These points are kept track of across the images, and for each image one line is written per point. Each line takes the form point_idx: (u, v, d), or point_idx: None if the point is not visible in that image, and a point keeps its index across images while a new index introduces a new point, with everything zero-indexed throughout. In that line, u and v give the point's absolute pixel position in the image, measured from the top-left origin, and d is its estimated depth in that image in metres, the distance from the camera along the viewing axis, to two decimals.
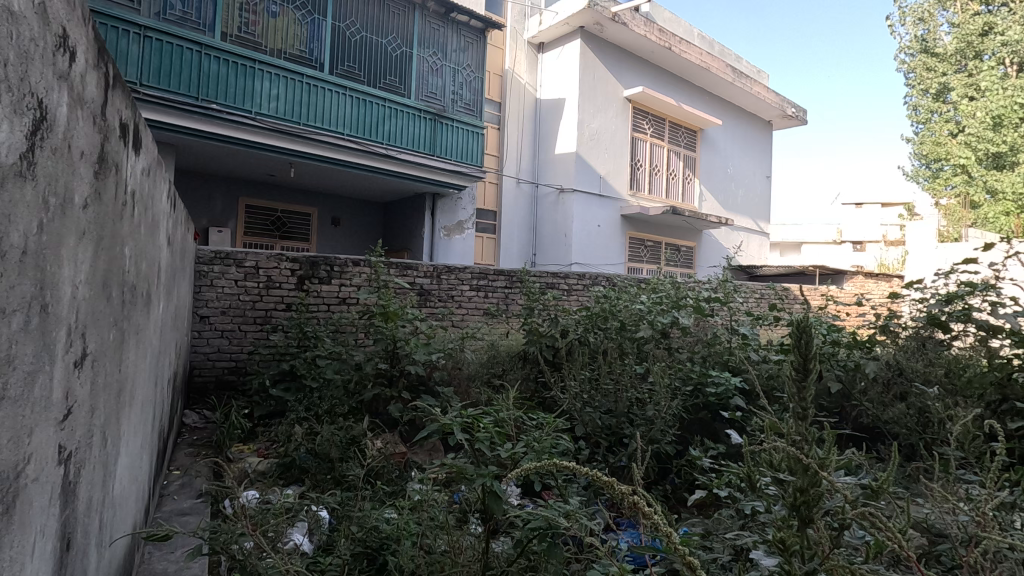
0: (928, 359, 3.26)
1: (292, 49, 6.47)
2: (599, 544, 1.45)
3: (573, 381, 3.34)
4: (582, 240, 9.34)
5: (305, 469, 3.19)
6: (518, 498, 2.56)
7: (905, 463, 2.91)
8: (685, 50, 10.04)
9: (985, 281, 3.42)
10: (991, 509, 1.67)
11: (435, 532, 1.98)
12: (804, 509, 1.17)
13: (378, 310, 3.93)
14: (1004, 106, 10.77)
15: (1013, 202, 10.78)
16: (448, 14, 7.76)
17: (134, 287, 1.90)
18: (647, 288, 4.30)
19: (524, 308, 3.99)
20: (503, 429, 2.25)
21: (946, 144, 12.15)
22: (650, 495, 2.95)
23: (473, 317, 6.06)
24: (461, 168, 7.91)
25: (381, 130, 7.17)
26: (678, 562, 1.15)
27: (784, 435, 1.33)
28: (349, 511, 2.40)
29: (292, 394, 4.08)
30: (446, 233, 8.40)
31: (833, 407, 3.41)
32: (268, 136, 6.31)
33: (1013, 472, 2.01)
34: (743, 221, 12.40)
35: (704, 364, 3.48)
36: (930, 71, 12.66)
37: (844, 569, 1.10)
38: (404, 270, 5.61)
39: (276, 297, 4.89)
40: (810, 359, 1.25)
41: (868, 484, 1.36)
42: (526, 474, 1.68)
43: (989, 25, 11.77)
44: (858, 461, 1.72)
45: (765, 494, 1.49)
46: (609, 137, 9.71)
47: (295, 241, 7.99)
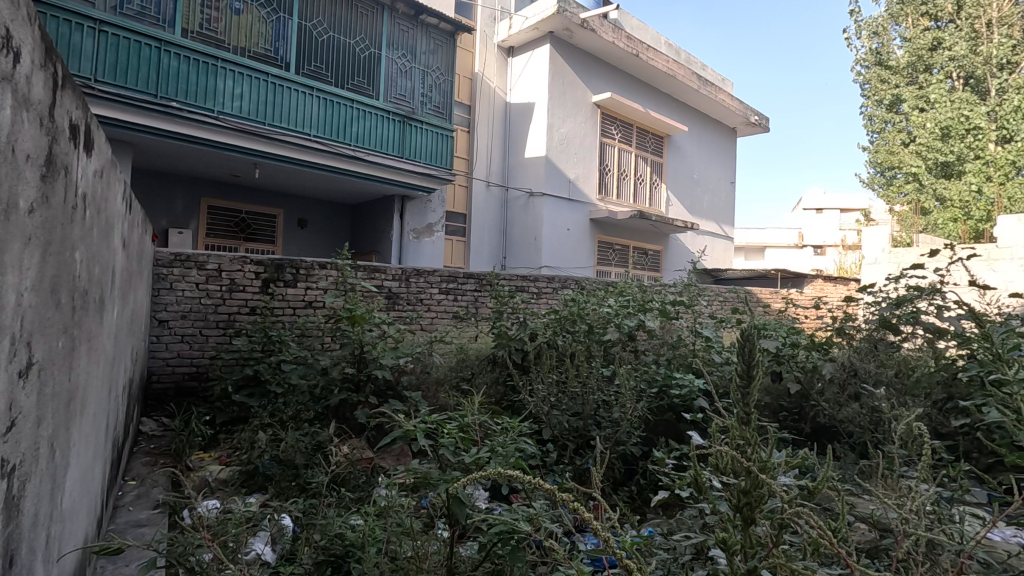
0: (880, 359, 3.39)
1: (255, 47, 6.34)
2: (558, 548, 1.44)
3: (541, 384, 3.34)
4: (552, 242, 9.38)
5: (269, 477, 3.13)
6: (485, 501, 2.54)
7: (857, 461, 3.04)
8: (652, 57, 10.24)
9: (932, 285, 3.61)
10: (936, 502, 1.75)
11: (400, 538, 1.97)
12: (748, 510, 1.23)
13: (344, 314, 3.86)
14: (953, 117, 11.30)
15: (960, 209, 11.20)
16: (417, 16, 7.72)
17: (86, 292, 1.84)
18: (615, 291, 4.37)
19: (494, 311, 3.98)
20: (468, 434, 2.28)
21: (898, 153, 12.68)
22: (615, 496, 3.01)
23: (442, 320, 6.05)
24: (430, 171, 7.89)
25: (348, 131, 7.09)
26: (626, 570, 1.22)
27: (730, 439, 1.37)
28: (313, 519, 2.37)
29: (256, 400, 4.00)
30: (416, 235, 8.35)
31: (793, 408, 3.50)
32: (231, 136, 6.16)
33: (953, 468, 2.13)
34: (708, 225, 12.67)
35: (668, 366, 3.58)
36: (884, 83, 13.22)
37: (785, 565, 1.16)
38: (372, 274, 5.53)
39: (240, 301, 4.78)
40: (754, 365, 1.31)
41: (805, 485, 1.41)
42: (475, 483, 1.63)
43: (937, 40, 12.25)
44: (810, 459, 1.79)
45: (713, 496, 1.54)
46: (578, 140, 9.81)
47: (259, 243, 7.83)
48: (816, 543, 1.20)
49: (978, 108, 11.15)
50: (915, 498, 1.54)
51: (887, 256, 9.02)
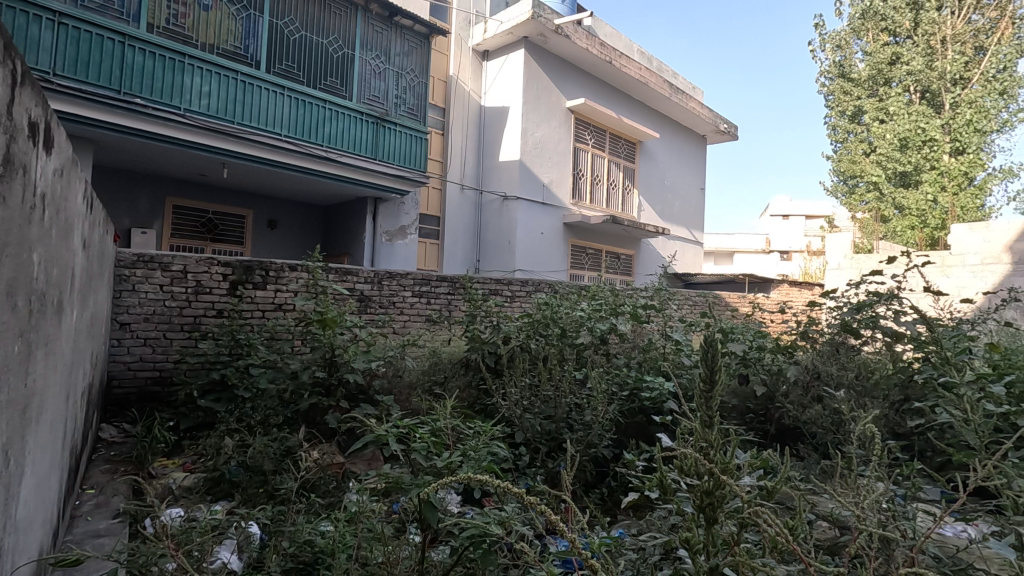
0: (842, 362, 3.49)
1: (224, 44, 6.21)
2: (529, 550, 1.46)
3: (513, 388, 3.35)
4: (526, 245, 9.42)
5: (235, 484, 3.06)
6: (457, 505, 2.54)
7: (819, 461, 3.14)
8: (625, 64, 10.39)
9: (890, 290, 3.74)
10: (890, 499, 1.82)
11: (371, 544, 1.95)
12: (709, 509, 1.29)
13: (315, 317, 3.80)
14: (909, 129, 11.88)
15: (917, 218, 11.81)
16: (392, 18, 7.68)
17: (44, 295, 1.78)
18: (588, 295, 4.42)
19: (467, 315, 3.98)
20: (441, 438, 2.28)
21: (860, 162, 13.00)
22: (587, 499, 3.05)
23: (415, 323, 6.01)
24: (404, 173, 7.84)
25: (320, 131, 7.00)
26: (591, 571, 1.26)
27: (693, 442, 1.42)
28: (281, 526, 2.34)
29: (223, 405, 3.92)
30: (389, 238, 8.28)
31: (759, 410, 3.59)
32: (198, 134, 6.01)
33: (907, 467, 2.22)
34: (679, 230, 12.90)
35: (640, 369, 3.65)
36: (847, 95, 13.63)
37: (746, 563, 1.21)
38: (344, 276, 5.46)
39: (207, 303, 4.67)
40: (716, 370, 1.36)
41: (764, 485, 1.46)
42: (448, 489, 1.64)
43: (896, 55, 12.71)
44: (771, 458, 1.86)
45: (677, 497, 1.58)
46: (552, 145, 9.88)
47: (227, 243, 7.66)
48: (773, 542, 1.25)
49: (933, 121, 11.70)
50: (867, 496, 1.61)
51: (849, 262, 9.31)
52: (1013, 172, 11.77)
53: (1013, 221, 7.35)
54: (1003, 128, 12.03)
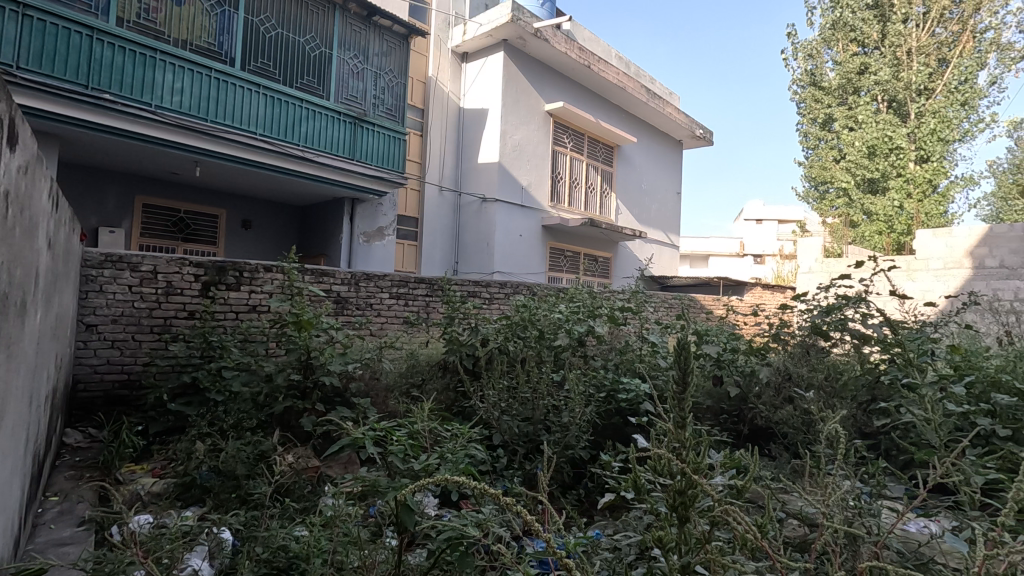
0: (812, 364, 3.57)
1: (198, 40, 6.09)
2: (506, 552, 1.47)
3: (491, 390, 3.36)
4: (504, 248, 9.43)
5: (207, 489, 3.00)
6: (434, 508, 2.53)
7: (790, 460, 3.22)
8: (603, 68, 10.49)
9: (858, 294, 3.84)
10: (857, 497, 1.88)
11: (347, 548, 1.94)
12: (682, 508, 1.32)
13: (291, 318, 3.74)
14: (878, 137, 12.23)
15: (884, 223, 12.34)
16: (370, 17, 7.63)
17: (6, 295, 1.73)
18: (565, 297, 4.45)
19: (445, 317, 3.98)
20: (418, 441, 2.28)
21: (830, 169, 13.36)
22: (564, 500, 3.07)
23: (392, 325, 5.97)
24: (382, 174, 7.79)
25: (297, 131, 6.92)
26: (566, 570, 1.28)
27: (667, 443, 1.44)
28: (254, 532, 2.30)
29: (194, 409, 3.83)
30: (366, 239, 8.21)
31: (732, 410, 3.66)
32: (170, 132, 5.88)
33: (872, 465, 2.29)
34: (656, 234, 13.06)
35: (617, 370, 3.70)
36: (818, 102, 13.88)
37: (718, 561, 1.24)
38: (320, 277, 5.39)
39: (177, 304, 4.57)
40: (689, 373, 1.38)
41: (733, 484, 1.50)
42: (425, 492, 1.64)
43: (865, 65, 13.04)
44: (743, 459, 1.89)
45: (651, 497, 1.60)
46: (531, 148, 9.92)
47: (199, 243, 7.50)
48: (742, 538, 1.29)
49: (899, 130, 12.12)
50: (832, 494, 1.67)
51: (820, 266, 9.55)
52: (974, 179, 12.26)
53: (973, 227, 7.63)
54: (966, 136, 12.59)
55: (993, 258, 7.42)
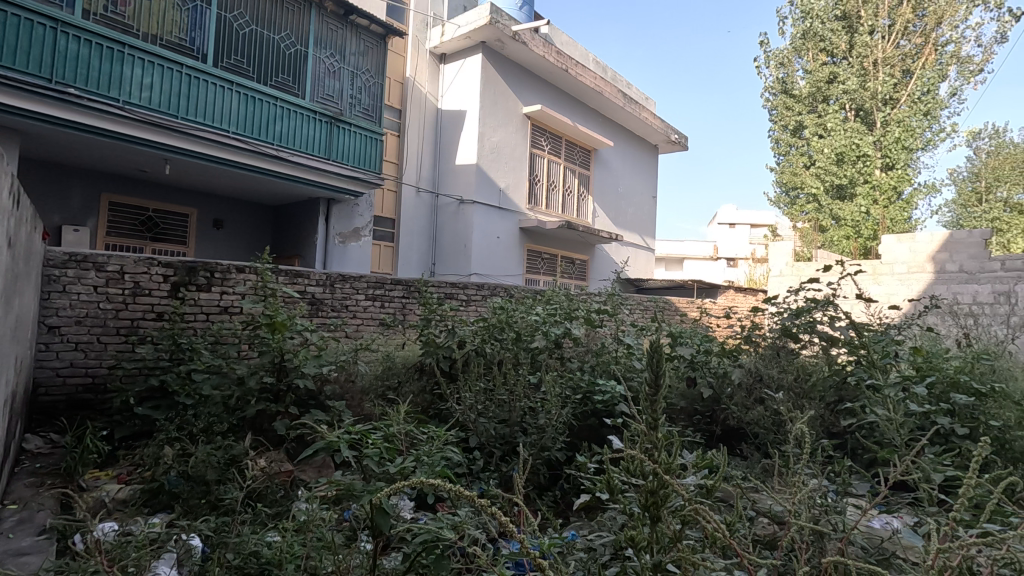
0: (782, 366, 3.65)
1: (168, 35, 5.95)
2: (482, 554, 1.47)
3: (468, 392, 3.36)
4: (482, 249, 9.42)
5: (175, 495, 2.93)
6: (410, 511, 2.51)
7: (761, 459, 3.30)
8: (580, 72, 10.58)
9: (826, 297, 3.94)
10: (823, 495, 1.94)
11: (320, 553, 1.91)
12: (654, 508, 1.35)
13: (263, 320, 3.68)
14: (845, 145, 12.66)
15: (851, 228, 12.72)
16: (347, 16, 7.55)
17: None
18: (542, 299, 4.47)
19: (422, 319, 3.95)
20: (393, 444, 2.27)
21: (801, 174, 13.68)
22: (540, 502, 3.09)
23: (368, 326, 5.92)
24: (358, 174, 7.72)
25: (270, 130, 6.81)
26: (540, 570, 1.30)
27: (639, 445, 1.47)
28: (225, 538, 2.25)
29: (163, 413, 3.74)
30: (342, 240, 8.12)
31: (705, 411, 3.72)
32: (138, 128, 5.73)
33: (838, 464, 2.36)
34: (632, 237, 13.20)
35: (592, 372, 3.74)
36: (789, 110, 14.20)
37: (688, 561, 1.27)
38: (294, 279, 5.30)
39: (145, 305, 4.45)
40: (661, 375, 1.41)
41: (704, 484, 1.53)
42: (401, 495, 1.63)
43: (833, 74, 13.43)
44: (713, 458, 1.94)
45: (624, 498, 1.63)
46: (508, 150, 9.94)
47: (169, 243, 7.32)
48: (712, 537, 1.32)
49: (866, 138, 12.51)
50: (799, 492, 1.72)
51: (790, 269, 9.79)
52: (935, 187, 12.72)
53: (935, 233, 7.91)
54: (928, 145, 12.98)
55: (953, 263, 7.69)
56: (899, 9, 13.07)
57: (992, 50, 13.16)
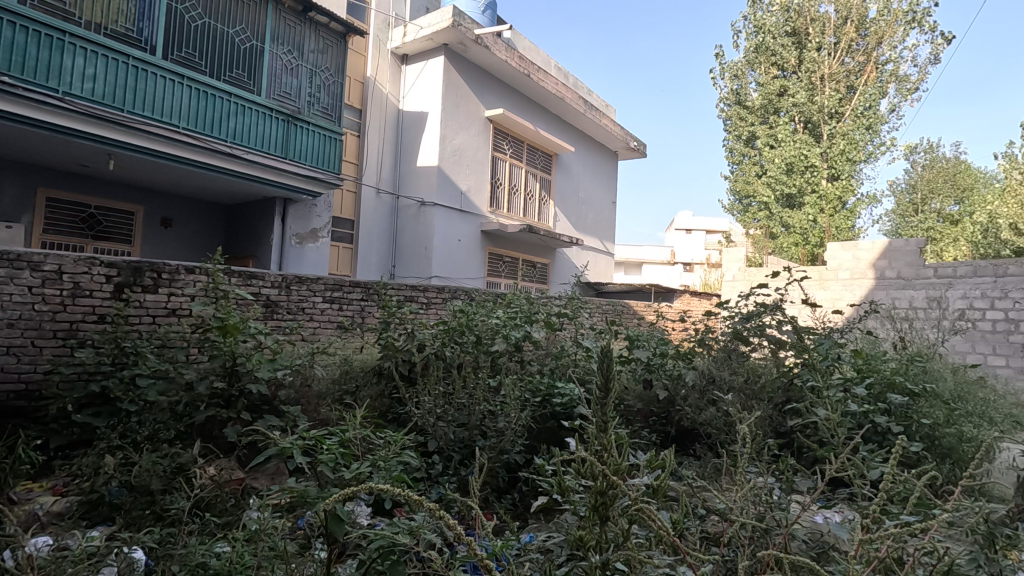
0: (733, 367, 3.79)
1: (114, 24, 5.70)
2: (437, 558, 1.49)
3: (427, 397, 3.34)
4: (443, 252, 9.38)
5: (116, 506, 2.80)
6: (367, 516, 2.48)
7: (712, 458, 3.42)
8: (542, 78, 10.69)
9: (775, 302, 4.09)
10: (768, 493, 2.03)
11: (272, 562, 1.87)
12: (602, 509, 1.39)
13: (214, 323, 3.54)
14: (795, 156, 13.23)
15: (800, 236, 13.32)
16: (306, 13, 7.39)
17: None
18: (503, 303, 4.49)
19: (381, 322, 3.90)
20: (349, 449, 2.25)
21: (753, 183, 14.24)
22: (498, 505, 3.10)
23: (326, 330, 5.80)
24: (317, 174, 7.57)
25: (224, 126, 6.60)
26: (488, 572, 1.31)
27: (587, 446, 1.51)
28: (171, 550, 2.17)
29: (104, 420, 3.56)
30: (299, 241, 7.94)
31: (661, 412, 3.82)
32: (79, 120, 5.45)
33: (782, 462, 2.48)
34: (592, 241, 13.39)
35: (552, 375, 3.78)
36: (743, 121, 14.75)
37: (635, 560, 1.32)
38: (248, 280, 5.13)
39: (86, 307, 4.23)
40: (610, 380, 1.45)
41: (651, 483, 1.58)
42: (348, 500, 1.60)
43: (784, 87, 14.00)
44: (665, 460, 1.99)
45: (574, 499, 1.66)
46: (470, 153, 9.94)
47: (112, 242, 6.99)
48: (658, 533, 1.37)
49: (814, 149, 13.11)
50: (742, 490, 1.80)
51: (742, 274, 10.13)
52: (876, 198, 13.45)
53: (876, 242, 8.35)
54: (870, 158, 13.72)
55: (892, 270, 8.13)
56: (844, 28, 13.77)
57: (926, 71, 14.03)
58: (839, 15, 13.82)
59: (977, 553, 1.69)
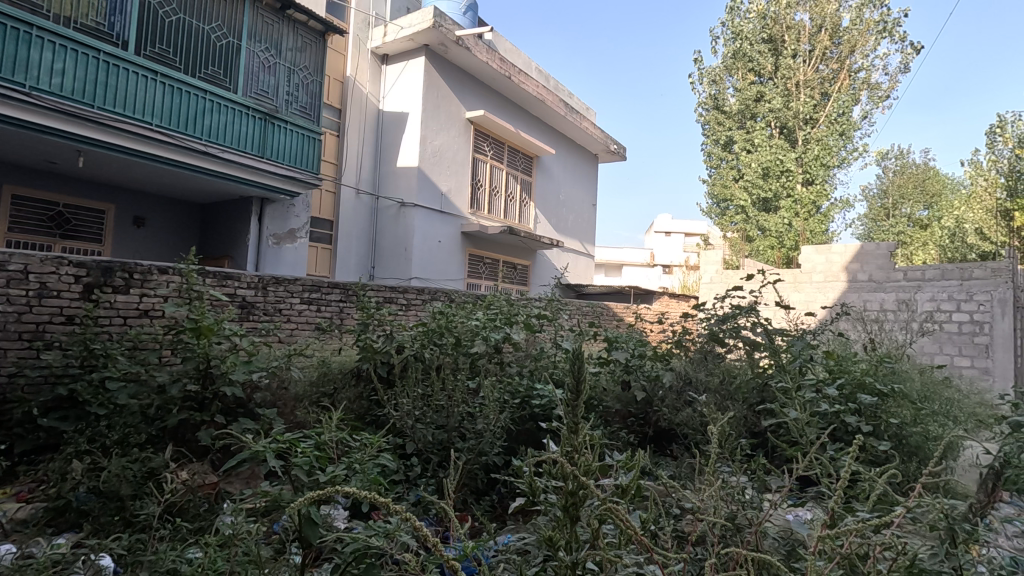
0: (708, 368, 3.86)
1: (84, 18, 5.56)
2: (410, 561, 1.49)
3: (405, 398, 3.33)
4: (423, 253, 9.33)
5: (84, 512, 2.73)
6: (343, 520, 2.47)
7: (687, 459, 3.47)
8: (523, 80, 10.72)
9: (750, 304, 4.16)
10: (740, 492, 2.07)
11: (245, 567, 1.85)
12: (573, 509, 1.40)
13: (188, 325, 3.49)
14: (771, 161, 13.51)
15: (776, 239, 13.61)
16: (284, 10, 7.30)
17: None
18: (483, 304, 4.49)
19: (359, 324, 3.86)
20: (324, 452, 2.22)
21: (730, 187, 14.49)
22: (476, 508, 3.09)
23: (303, 331, 5.73)
24: (294, 174, 7.47)
25: (199, 124, 6.48)
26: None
27: (560, 448, 1.52)
28: (140, 556, 2.14)
29: (72, 424, 3.47)
30: (276, 241, 7.83)
31: (639, 413, 3.86)
32: (47, 116, 5.30)
33: (755, 462, 2.53)
34: (573, 243, 13.46)
35: (531, 377, 3.80)
36: (721, 125, 14.97)
37: (606, 560, 1.34)
38: (223, 281, 5.04)
39: (53, 308, 4.11)
40: (581, 383, 1.46)
41: (622, 484, 1.60)
42: (313, 505, 1.57)
43: (760, 93, 14.24)
44: (640, 462, 2.01)
45: (547, 501, 1.67)
46: (451, 154, 9.91)
47: (82, 241, 6.81)
48: (627, 533, 1.38)
49: (789, 154, 13.41)
50: (712, 489, 1.83)
51: (719, 277, 10.29)
52: (849, 203, 13.79)
53: (848, 245, 8.56)
54: (843, 163, 14.10)
55: (863, 273, 8.31)
56: (818, 36, 14.08)
57: (896, 79, 14.46)
58: (813, 23, 14.12)
59: (938, 548, 1.74)
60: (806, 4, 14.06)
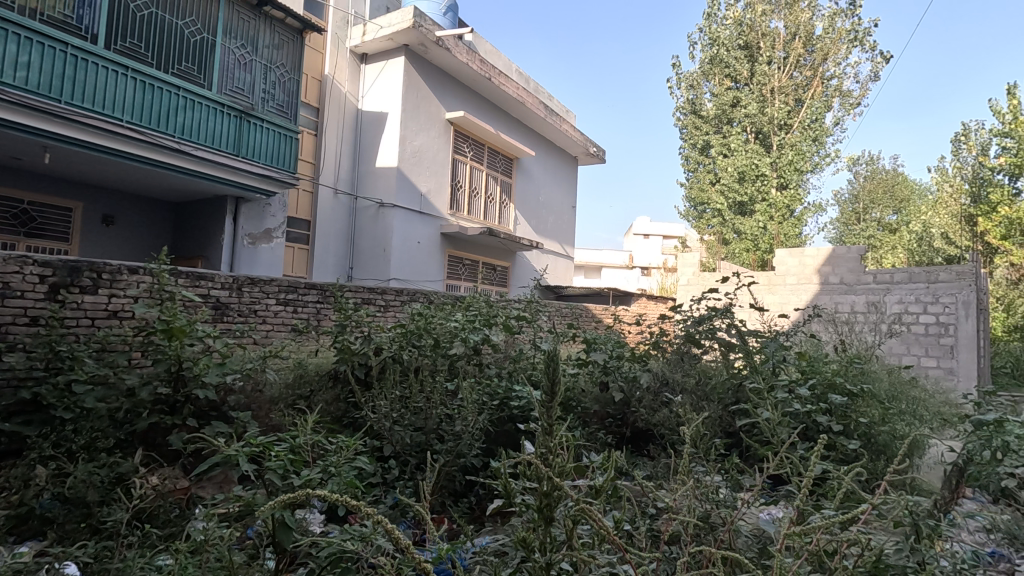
0: (684, 369, 3.92)
1: (52, 11, 5.41)
2: (384, 563, 1.48)
3: (383, 400, 3.30)
4: (401, 254, 9.27)
5: (48, 520, 2.65)
6: (319, 523, 2.44)
7: (663, 459, 3.51)
8: (503, 82, 10.73)
9: (726, 305, 4.23)
10: (714, 491, 2.10)
11: (217, 573, 1.81)
12: (547, 510, 1.42)
13: (159, 326, 3.39)
14: (746, 165, 13.77)
15: (751, 241, 13.87)
16: (260, 7, 7.19)
17: None
18: (462, 305, 4.48)
19: (337, 325, 3.81)
20: (299, 455, 2.19)
21: (707, 190, 14.71)
22: (454, 510, 3.08)
23: (279, 332, 5.65)
24: (270, 172, 7.36)
25: (171, 121, 6.35)
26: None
27: (536, 449, 1.53)
28: (107, 564, 2.08)
29: (36, 429, 3.32)
30: (251, 241, 7.70)
31: (617, 414, 3.89)
32: (11, 111, 5.14)
33: (729, 462, 2.57)
34: (552, 244, 13.51)
35: (510, 378, 3.80)
36: (698, 129, 15.18)
37: (581, 560, 1.35)
38: (196, 281, 4.93)
39: (16, 309, 3.92)
40: (557, 384, 1.47)
41: (596, 484, 1.62)
42: (282, 509, 1.54)
43: (737, 99, 14.48)
44: (616, 462, 2.02)
45: (523, 502, 1.67)
46: (431, 155, 9.87)
47: (47, 240, 6.61)
48: (600, 532, 1.40)
49: (764, 159, 13.67)
50: (684, 488, 1.86)
51: (696, 279, 10.44)
52: (821, 207, 14.11)
53: (820, 248, 8.73)
54: (816, 169, 14.44)
55: (835, 276, 8.49)
56: (792, 43, 14.38)
57: (867, 87, 14.85)
58: (788, 31, 14.39)
59: (903, 544, 1.79)
60: (781, 13, 14.35)
